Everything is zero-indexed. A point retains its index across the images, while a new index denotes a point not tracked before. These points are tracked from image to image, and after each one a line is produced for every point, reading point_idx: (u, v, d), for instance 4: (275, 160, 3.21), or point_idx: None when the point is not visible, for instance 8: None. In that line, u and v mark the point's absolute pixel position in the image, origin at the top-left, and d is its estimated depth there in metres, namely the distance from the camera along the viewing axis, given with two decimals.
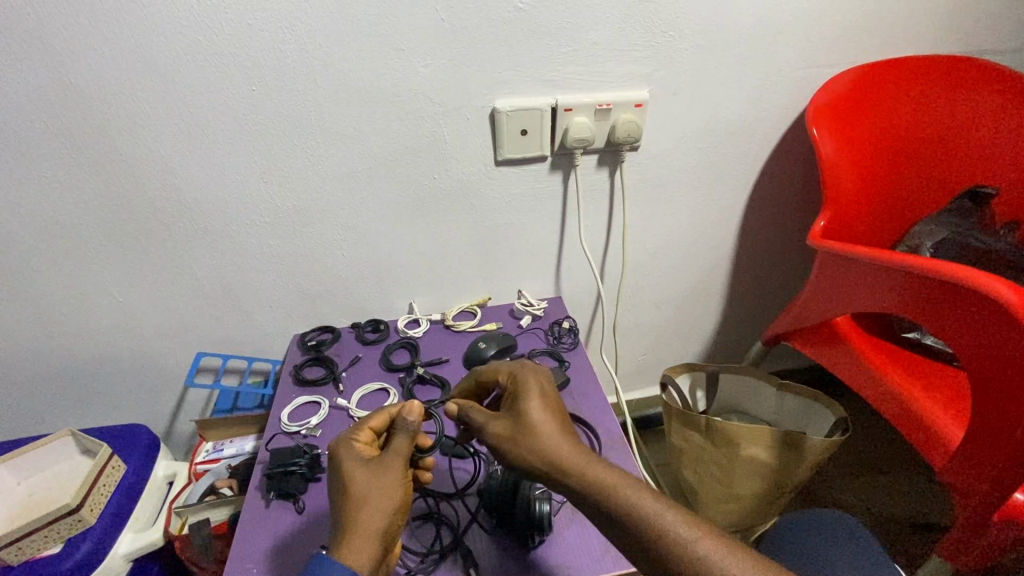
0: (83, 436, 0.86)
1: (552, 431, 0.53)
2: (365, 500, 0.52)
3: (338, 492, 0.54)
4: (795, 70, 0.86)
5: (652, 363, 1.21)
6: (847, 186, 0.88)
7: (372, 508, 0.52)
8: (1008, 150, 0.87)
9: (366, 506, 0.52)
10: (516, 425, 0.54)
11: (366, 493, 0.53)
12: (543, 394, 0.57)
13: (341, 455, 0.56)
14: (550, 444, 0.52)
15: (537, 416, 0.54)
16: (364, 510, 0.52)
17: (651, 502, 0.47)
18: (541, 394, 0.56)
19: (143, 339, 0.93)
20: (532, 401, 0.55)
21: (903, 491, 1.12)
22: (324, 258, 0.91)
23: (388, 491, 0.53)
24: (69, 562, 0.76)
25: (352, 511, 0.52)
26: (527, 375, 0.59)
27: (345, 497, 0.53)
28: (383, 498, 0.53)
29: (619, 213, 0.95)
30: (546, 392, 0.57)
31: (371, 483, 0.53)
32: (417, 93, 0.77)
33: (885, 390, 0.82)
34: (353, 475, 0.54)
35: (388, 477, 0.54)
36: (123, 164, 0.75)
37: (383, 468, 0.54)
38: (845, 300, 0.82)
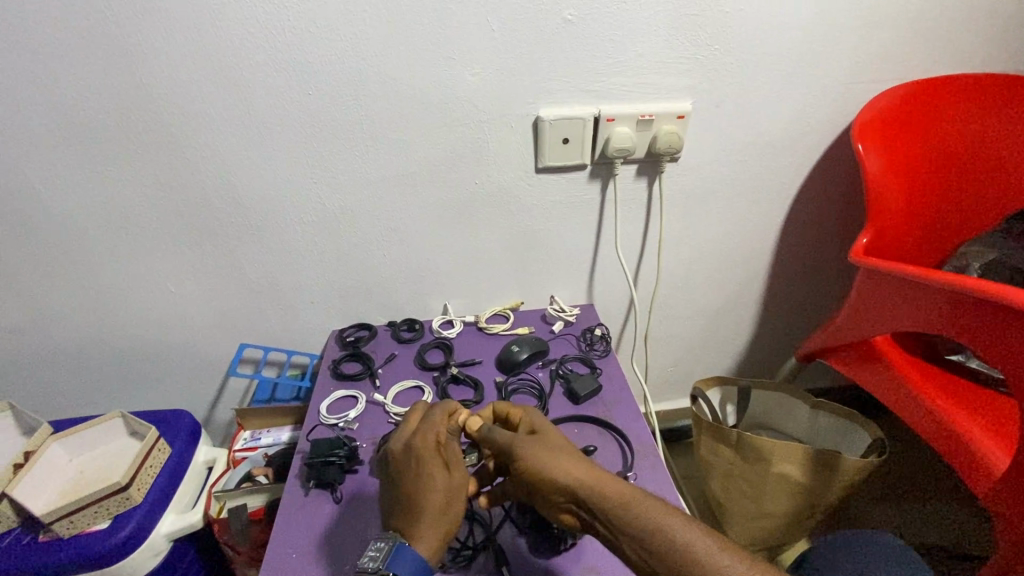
0: (131, 419, 0.90)
1: (575, 456, 0.55)
2: (454, 509, 0.55)
3: (428, 491, 0.55)
4: (840, 84, 0.85)
5: (682, 375, 1.20)
6: (891, 205, 0.87)
7: (457, 515, 0.56)
8: None
9: (455, 512, 0.55)
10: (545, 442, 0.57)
11: (456, 500, 0.56)
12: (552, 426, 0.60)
13: (428, 454, 0.57)
14: (577, 465, 0.54)
15: (563, 442, 0.57)
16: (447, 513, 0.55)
17: (671, 518, 0.49)
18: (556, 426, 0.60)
19: (189, 328, 0.97)
20: (555, 437, 0.58)
21: (939, 518, 1.09)
22: (364, 257, 0.93)
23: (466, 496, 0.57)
24: (116, 538, 0.79)
25: (440, 515, 0.54)
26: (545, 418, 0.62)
27: (430, 502, 0.55)
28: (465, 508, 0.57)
29: (655, 222, 0.95)
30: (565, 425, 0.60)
31: (460, 490, 0.56)
32: (464, 100, 0.79)
33: (925, 411, 0.80)
34: (443, 481, 0.56)
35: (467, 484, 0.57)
36: (186, 161, 0.80)
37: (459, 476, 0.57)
38: (888, 318, 0.81)
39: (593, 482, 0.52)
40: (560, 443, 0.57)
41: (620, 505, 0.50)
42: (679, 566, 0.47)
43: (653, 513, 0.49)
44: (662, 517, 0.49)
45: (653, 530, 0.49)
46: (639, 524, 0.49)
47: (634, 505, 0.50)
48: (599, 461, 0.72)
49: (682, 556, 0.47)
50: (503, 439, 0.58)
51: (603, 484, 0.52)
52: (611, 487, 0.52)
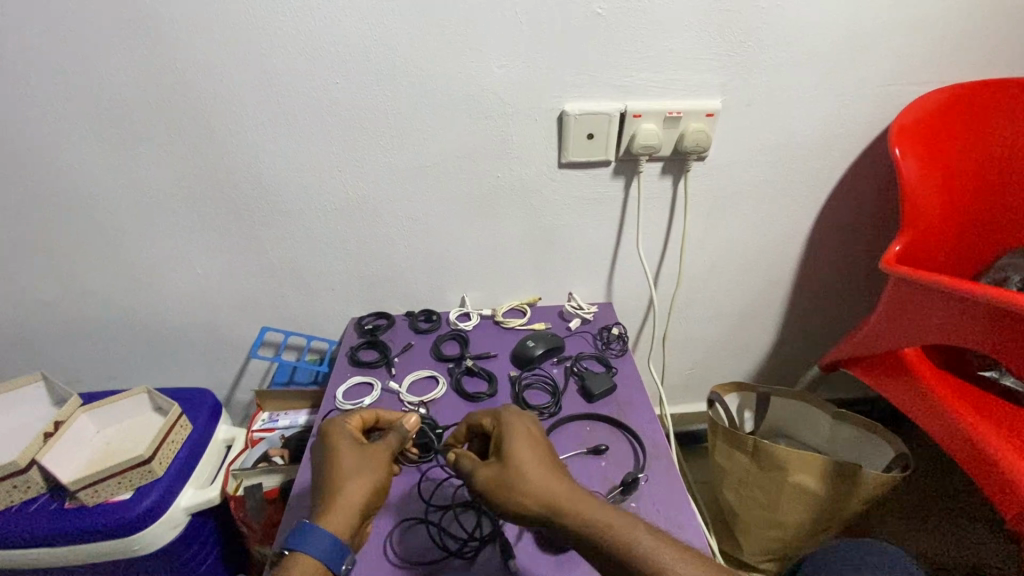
0: (156, 395, 0.92)
1: (538, 466, 0.54)
2: (353, 483, 0.57)
3: (330, 466, 0.59)
4: (878, 86, 0.82)
5: (701, 378, 1.18)
6: (928, 212, 0.83)
7: (359, 490, 0.57)
8: None
9: (354, 486, 0.57)
10: (505, 469, 0.54)
11: (358, 476, 0.58)
12: (517, 436, 0.57)
13: (334, 435, 0.62)
14: (528, 479, 0.52)
15: (524, 446, 0.55)
16: (354, 490, 0.57)
17: (638, 533, 0.49)
18: (523, 437, 0.56)
19: (213, 309, 1.00)
20: (519, 448, 0.55)
21: (964, 540, 1.04)
22: (385, 246, 0.94)
23: (370, 474, 0.59)
24: (137, 509, 0.82)
25: (341, 490, 0.56)
26: (522, 424, 0.58)
27: (335, 476, 0.58)
28: (367, 483, 0.58)
29: (679, 221, 0.93)
30: (534, 437, 0.57)
31: (362, 467, 0.59)
32: (490, 92, 0.79)
33: (950, 426, 0.77)
34: (347, 455, 0.59)
35: (374, 466, 0.60)
36: (216, 145, 0.82)
37: (372, 460, 0.60)
38: (918, 330, 0.79)
39: (560, 498, 0.51)
40: (524, 453, 0.55)
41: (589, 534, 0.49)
42: None
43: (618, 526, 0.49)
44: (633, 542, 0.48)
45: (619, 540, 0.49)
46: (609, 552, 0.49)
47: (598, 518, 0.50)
48: (610, 460, 0.71)
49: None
50: (465, 470, 0.57)
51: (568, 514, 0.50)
52: (577, 500, 0.51)
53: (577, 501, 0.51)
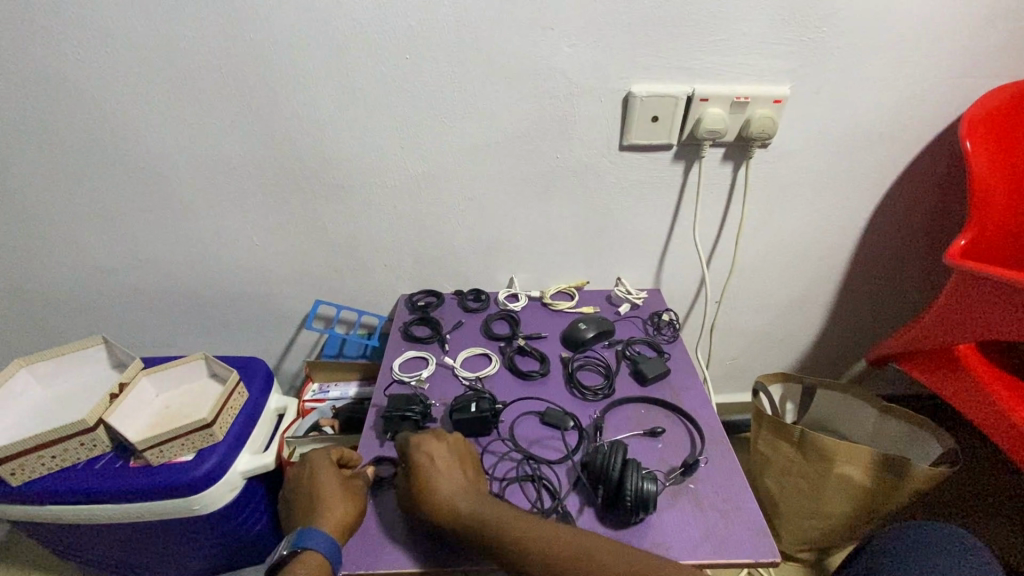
0: (213, 362, 0.95)
1: (445, 489, 0.59)
2: (334, 500, 0.61)
3: (311, 487, 0.63)
4: (955, 76, 0.80)
5: (742, 369, 1.18)
6: (995, 208, 0.82)
7: (344, 502, 0.61)
8: None
9: (335, 501, 0.61)
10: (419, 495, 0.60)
11: (336, 493, 0.62)
12: (423, 464, 0.62)
13: (315, 463, 0.66)
14: (432, 501, 0.59)
15: (433, 469, 0.61)
16: (337, 510, 0.60)
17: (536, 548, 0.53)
18: (431, 464, 0.62)
19: (268, 281, 1.02)
20: (427, 474, 0.61)
21: (1005, 540, 1.03)
22: (440, 224, 0.95)
23: (351, 490, 0.63)
24: (199, 471, 0.85)
25: (322, 506, 0.60)
26: (432, 447, 0.63)
27: (320, 498, 0.61)
28: (350, 496, 0.62)
29: (735, 208, 0.92)
30: (444, 462, 0.62)
31: (339, 484, 0.63)
32: (558, 71, 0.79)
33: (1009, 425, 0.76)
34: (329, 480, 0.63)
35: (352, 483, 0.64)
36: (283, 118, 0.83)
37: (352, 487, 0.64)
38: (982, 326, 0.77)
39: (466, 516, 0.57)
40: (431, 476, 0.61)
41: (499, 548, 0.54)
42: None
43: (519, 540, 0.54)
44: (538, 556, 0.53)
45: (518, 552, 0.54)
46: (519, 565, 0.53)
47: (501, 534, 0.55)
48: (667, 443, 0.72)
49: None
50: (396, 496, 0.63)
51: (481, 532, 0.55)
52: (482, 517, 0.56)
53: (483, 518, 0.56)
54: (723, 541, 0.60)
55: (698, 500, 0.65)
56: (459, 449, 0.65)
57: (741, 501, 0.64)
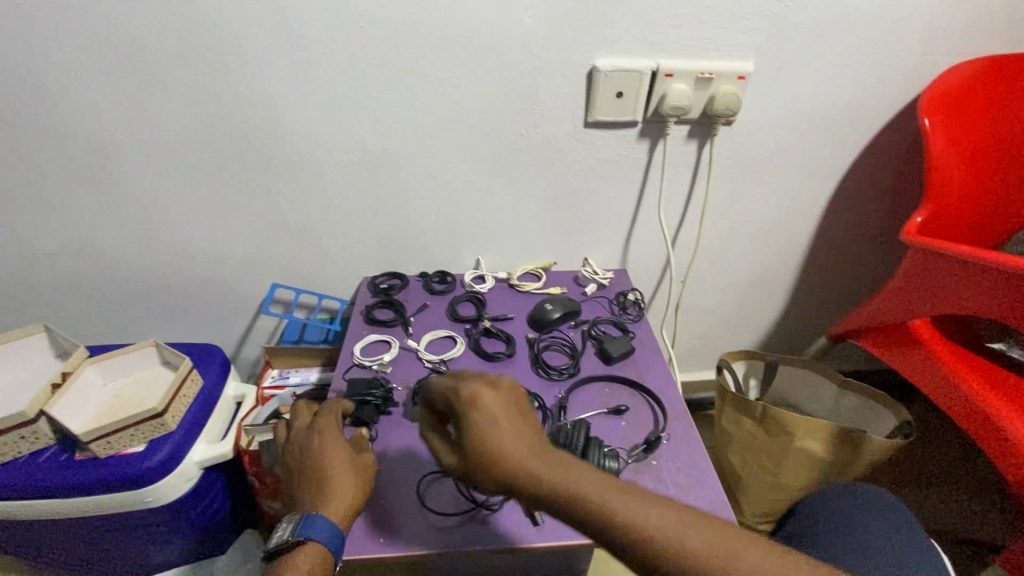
0: (165, 349, 0.91)
1: (515, 458, 0.43)
2: (345, 480, 0.58)
3: (319, 463, 0.59)
4: (911, 54, 0.81)
5: (708, 348, 1.19)
6: (951, 185, 0.83)
7: (351, 488, 0.58)
8: None
9: (345, 485, 0.57)
10: (482, 462, 0.44)
11: (343, 476, 0.58)
12: (484, 417, 0.45)
13: (325, 437, 0.62)
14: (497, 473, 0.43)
15: (493, 430, 0.44)
16: (348, 491, 0.57)
17: (659, 537, 0.39)
18: (491, 420, 0.45)
19: (221, 264, 0.97)
20: (490, 436, 0.44)
21: (954, 507, 1.08)
22: (401, 203, 0.91)
23: (358, 474, 0.59)
24: (151, 462, 0.81)
25: (329, 488, 0.57)
26: (487, 399, 0.46)
27: (331, 477, 0.58)
28: (357, 482, 0.58)
29: (700, 187, 0.92)
30: (509, 416, 0.46)
31: (348, 465, 0.59)
32: (520, 43, 0.76)
33: (959, 395, 0.79)
34: (340, 459, 0.60)
35: (360, 466, 0.60)
36: (232, 90, 0.78)
37: (362, 465, 0.60)
38: (934, 301, 0.80)
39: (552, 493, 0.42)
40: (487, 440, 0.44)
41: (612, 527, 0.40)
42: None
43: (632, 524, 0.40)
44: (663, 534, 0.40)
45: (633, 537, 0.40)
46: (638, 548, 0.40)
47: (609, 515, 0.41)
48: (631, 421, 0.72)
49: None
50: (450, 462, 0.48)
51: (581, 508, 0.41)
52: (575, 491, 0.42)
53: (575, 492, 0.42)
54: None
55: (660, 475, 0.65)
56: (514, 399, 0.47)
57: (701, 476, 0.65)
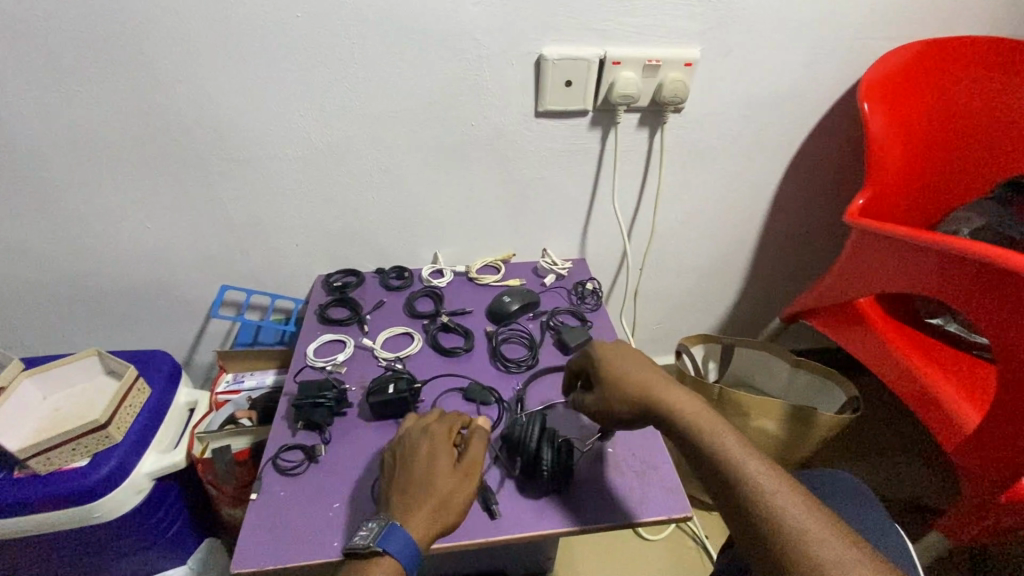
0: (108, 357, 0.87)
1: (655, 380, 0.57)
2: (438, 492, 0.55)
3: (419, 465, 0.57)
4: (850, 40, 0.83)
5: (669, 334, 1.21)
6: (890, 167, 0.86)
7: (444, 506, 0.55)
8: None
9: (435, 497, 0.55)
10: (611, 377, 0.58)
11: (437, 486, 0.55)
12: (623, 353, 0.60)
13: (431, 437, 0.60)
14: (642, 385, 0.57)
15: (625, 362, 0.59)
16: (437, 503, 0.55)
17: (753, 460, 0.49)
18: (628, 357, 0.60)
19: (166, 266, 0.93)
20: (623, 363, 0.59)
21: (902, 475, 1.14)
22: (352, 198, 0.89)
23: (457, 491, 0.56)
24: (96, 476, 0.78)
25: (419, 496, 0.55)
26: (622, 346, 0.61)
27: (423, 486, 0.56)
28: (453, 502, 0.55)
29: (653, 174, 0.93)
30: (639, 362, 0.59)
31: (447, 480, 0.56)
32: (465, 32, 0.74)
33: (902, 370, 0.81)
34: (438, 468, 0.57)
35: (462, 483, 0.56)
36: (163, 85, 0.75)
37: (460, 477, 0.57)
38: (876, 280, 0.82)
39: (682, 409, 0.54)
40: (624, 369, 0.58)
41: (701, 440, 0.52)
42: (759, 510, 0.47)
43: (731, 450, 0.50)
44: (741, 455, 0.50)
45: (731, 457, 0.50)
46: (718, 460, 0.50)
47: (717, 435, 0.51)
48: None
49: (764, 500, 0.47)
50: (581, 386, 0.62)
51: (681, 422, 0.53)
52: (679, 414, 0.54)
53: (695, 414, 0.53)
54: (640, 501, 0.62)
55: (617, 463, 0.65)
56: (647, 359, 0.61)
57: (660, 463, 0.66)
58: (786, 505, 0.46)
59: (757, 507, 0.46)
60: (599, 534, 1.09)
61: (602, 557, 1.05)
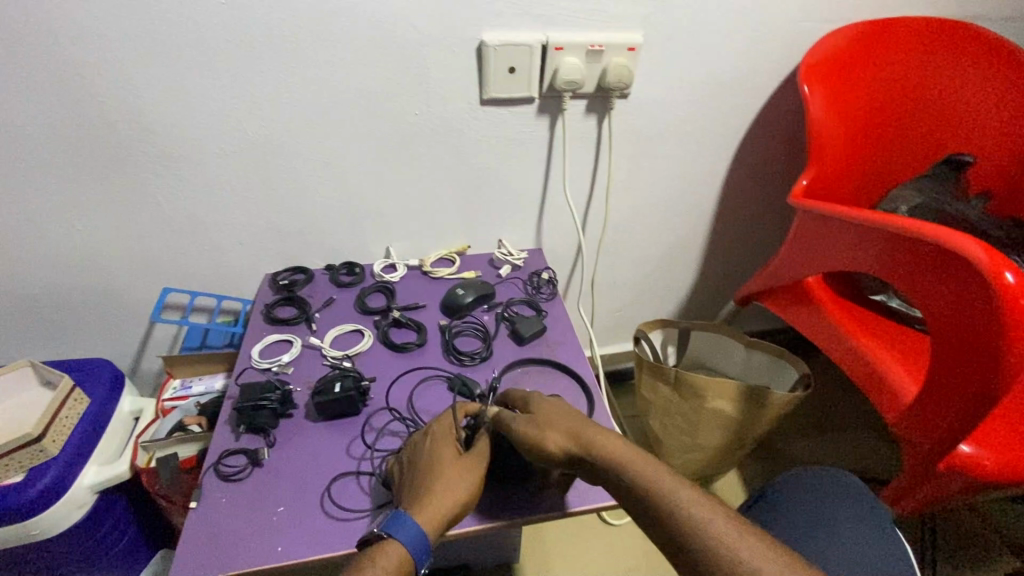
0: (41, 367, 0.82)
1: (579, 425, 0.55)
2: (447, 477, 0.55)
3: (427, 456, 0.58)
4: (790, 23, 0.84)
5: (630, 320, 1.21)
6: (833, 148, 0.87)
7: (453, 492, 0.54)
8: (978, 119, 0.88)
9: (446, 482, 0.55)
10: (537, 420, 0.56)
11: (447, 472, 0.55)
12: (547, 401, 0.59)
13: (437, 429, 0.60)
14: (567, 431, 0.55)
15: (549, 407, 0.58)
16: (445, 488, 0.54)
17: (687, 495, 0.48)
18: (556, 402, 0.59)
19: (101, 270, 0.89)
20: (550, 407, 0.58)
21: (854, 449, 1.18)
22: (298, 195, 0.87)
23: (467, 475, 0.56)
24: (31, 492, 0.74)
25: (428, 482, 0.55)
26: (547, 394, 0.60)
27: (430, 473, 0.56)
28: (462, 486, 0.55)
29: (604, 161, 0.92)
30: (567, 406, 0.58)
31: (454, 466, 0.56)
32: (401, 19, 0.72)
33: (847, 347, 0.83)
34: (446, 456, 0.57)
35: (472, 465, 0.56)
36: (81, 78, 0.70)
37: (468, 462, 0.57)
38: (819, 260, 0.83)
39: (608, 451, 0.52)
40: (550, 415, 0.57)
41: (634, 480, 0.50)
42: (695, 544, 0.46)
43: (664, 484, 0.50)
44: (675, 488, 0.49)
45: (667, 493, 0.49)
46: (654, 499, 0.49)
47: (648, 473, 0.51)
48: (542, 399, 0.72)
49: (699, 534, 0.46)
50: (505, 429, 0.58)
51: (612, 463, 0.52)
52: (608, 453, 0.52)
53: (623, 453, 0.52)
54: (589, 488, 0.61)
55: None
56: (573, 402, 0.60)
57: None
58: (723, 533, 0.46)
59: (695, 541, 0.46)
60: (565, 521, 1.09)
61: (569, 544, 1.05)
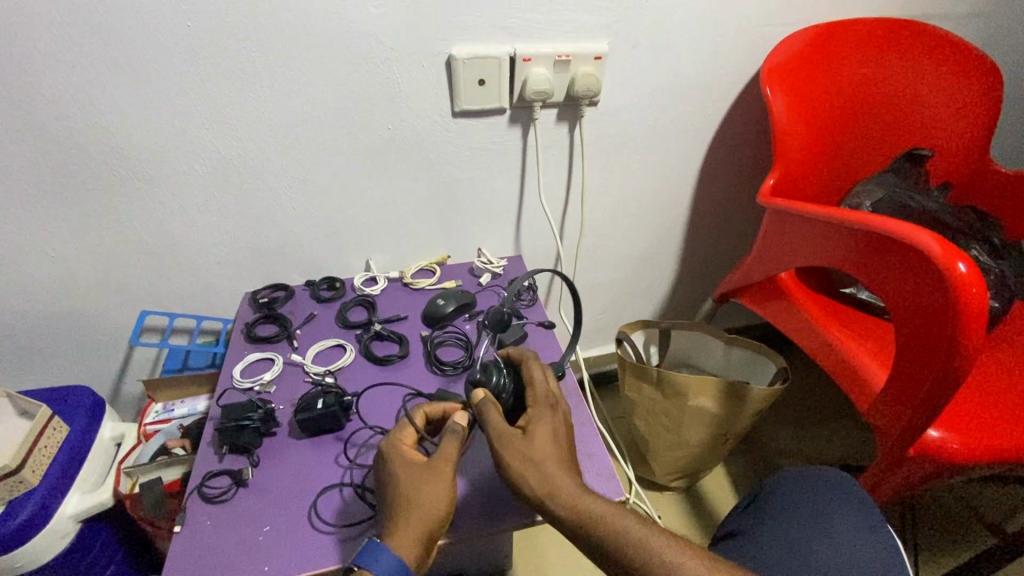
0: (18, 398, 0.81)
1: (561, 468, 0.53)
2: (416, 493, 0.54)
3: (390, 475, 0.56)
4: (750, 28, 0.87)
5: (612, 322, 1.23)
6: (799, 147, 0.89)
7: (425, 508, 0.53)
8: (931, 114, 0.93)
9: (415, 499, 0.53)
10: (526, 449, 0.54)
11: (414, 488, 0.54)
12: (542, 427, 0.56)
13: (394, 446, 0.58)
14: (548, 470, 0.53)
15: (538, 436, 0.55)
16: (416, 505, 0.53)
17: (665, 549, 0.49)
18: (551, 429, 0.56)
19: (77, 296, 0.88)
20: (540, 436, 0.55)
21: (835, 437, 1.21)
22: (273, 212, 0.87)
23: (435, 483, 0.55)
24: (11, 525, 0.73)
25: (398, 503, 0.53)
26: (540, 416, 0.57)
27: (397, 493, 0.54)
28: (433, 497, 0.54)
29: (578, 168, 0.94)
30: (558, 435, 0.56)
31: (419, 478, 0.55)
32: (369, 35, 0.73)
33: (819, 340, 0.86)
34: (408, 471, 0.55)
35: (439, 472, 0.55)
36: (48, 106, 0.70)
37: (433, 472, 0.55)
38: (788, 257, 0.86)
39: (588, 502, 0.51)
40: (537, 448, 0.54)
41: (612, 534, 0.50)
42: None
43: (642, 537, 0.49)
44: (653, 540, 0.49)
45: (639, 549, 0.49)
46: (631, 555, 0.49)
47: (626, 526, 0.50)
48: None
49: None
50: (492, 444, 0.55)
51: (591, 515, 0.50)
52: (588, 504, 0.51)
53: (598, 505, 0.51)
54: None
55: None
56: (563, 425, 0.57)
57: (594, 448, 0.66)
58: None
59: None
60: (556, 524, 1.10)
61: (561, 548, 1.06)
